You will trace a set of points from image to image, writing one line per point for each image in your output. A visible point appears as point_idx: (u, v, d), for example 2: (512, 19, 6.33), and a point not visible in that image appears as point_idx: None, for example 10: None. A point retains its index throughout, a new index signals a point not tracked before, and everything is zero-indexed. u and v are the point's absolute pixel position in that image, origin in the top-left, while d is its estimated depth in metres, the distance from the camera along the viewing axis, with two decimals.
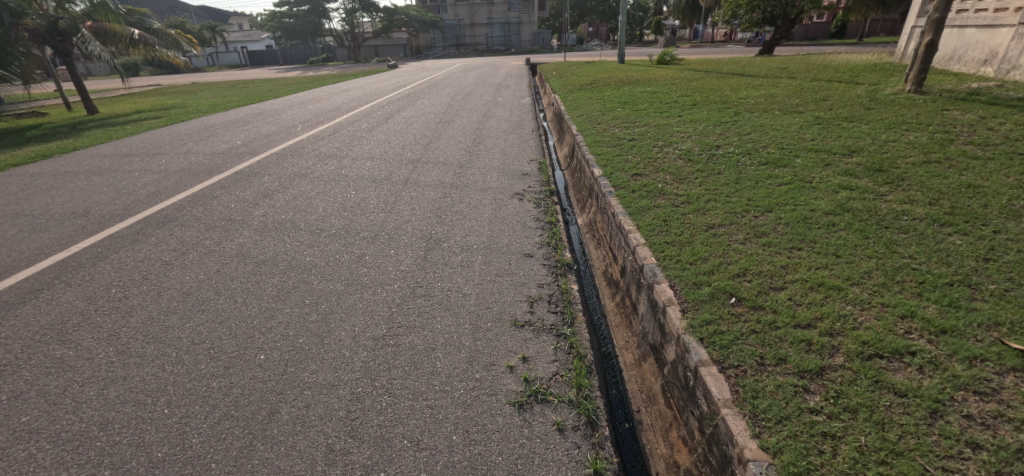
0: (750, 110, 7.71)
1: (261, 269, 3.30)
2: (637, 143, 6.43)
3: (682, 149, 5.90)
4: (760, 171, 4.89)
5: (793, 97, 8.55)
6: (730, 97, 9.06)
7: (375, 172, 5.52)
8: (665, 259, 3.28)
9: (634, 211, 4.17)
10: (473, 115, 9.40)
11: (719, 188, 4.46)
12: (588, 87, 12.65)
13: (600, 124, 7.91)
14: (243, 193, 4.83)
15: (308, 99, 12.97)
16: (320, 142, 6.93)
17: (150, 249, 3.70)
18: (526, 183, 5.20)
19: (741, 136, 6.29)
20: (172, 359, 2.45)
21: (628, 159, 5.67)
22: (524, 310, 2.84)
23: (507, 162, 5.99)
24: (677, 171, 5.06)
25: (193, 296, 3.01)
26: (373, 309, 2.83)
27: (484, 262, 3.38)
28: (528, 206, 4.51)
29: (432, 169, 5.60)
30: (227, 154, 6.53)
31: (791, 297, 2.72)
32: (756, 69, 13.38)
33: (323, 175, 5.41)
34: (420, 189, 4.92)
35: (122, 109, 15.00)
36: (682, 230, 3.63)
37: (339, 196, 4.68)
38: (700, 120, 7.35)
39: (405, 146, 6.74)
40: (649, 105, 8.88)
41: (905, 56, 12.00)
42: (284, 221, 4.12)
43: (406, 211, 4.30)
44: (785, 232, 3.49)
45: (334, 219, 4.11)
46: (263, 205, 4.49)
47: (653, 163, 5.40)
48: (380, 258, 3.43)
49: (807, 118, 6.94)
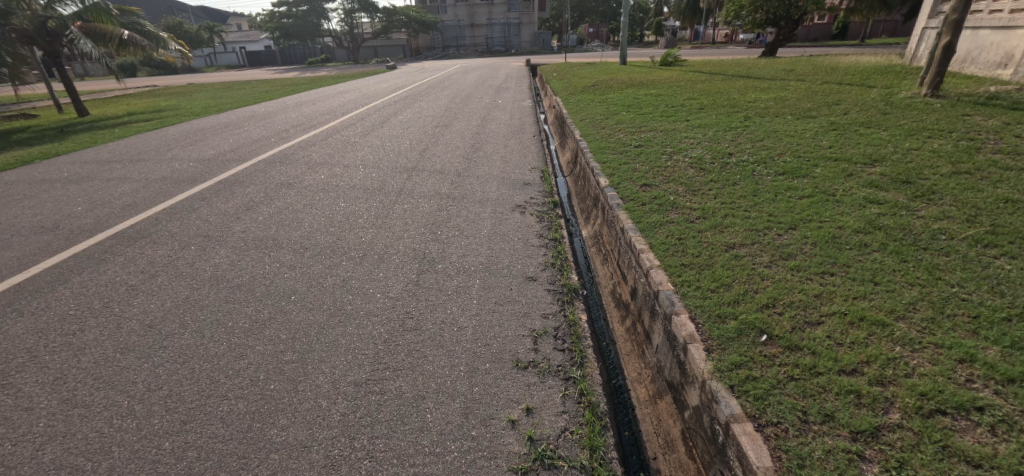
0: (761, 114, 7.40)
1: (236, 296, 2.98)
2: (644, 149, 6.10)
3: (692, 156, 5.57)
4: (778, 182, 4.58)
5: (805, 101, 8.22)
6: (738, 100, 8.73)
7: (367, 181, 5.20)
8: (682, 285, 2.96)
9: (645, 227, 3.84)
10: (472, 119, 9.07)
11: (736, 202, 4.14)
12: (590, 89, 12.32)
13: (604, 128, 7.59)
14: (225, 205, 4.51)
15: (303, 102, 12.63)
16: (311, 148, 6.60)
17: (117, 271, 3.38)
18: (528, 194, 4.88)
19: (754, 142, 5.96)
20: (123, 410, 2.13)
21: (635, 168, 5.35)
22: (527, 347, 2.51)
23: (507, 170, 5.66)
24: (689, 181, 4.73)
25: (156, 330, 2.69)
26: (356, 346, 2.50)
27: (483, 288, 3.05)
28: (531, 220, 4.18)
29: (428, 178, 5.28)
30: (213, 161, 6.21)
31: (830, 335, 2.39)
32: (763, 71, 13.07)
33: (312, 185, 5.08)
34: (415, 200, 4.59)
35: (114, 112, 14.67)
36: (700, 251, 3.31)
37: (327, 209, 4.35)
38: (709, 126, 7.02)
39: (400, 152, 6.41)
40: (655, 108, 8.57)
41: (916, 58, 11.66)
42: (266, 238, 3.79)
43: (399, 226, 3.97)
44: (814, 254, 3.17)
45: (320, 236, 3.78)
46: (244, 220, 4.16)
47: (663, 172, 5.08)
48: (367, 282, 3.11)
49: (821, 124, 6.62)
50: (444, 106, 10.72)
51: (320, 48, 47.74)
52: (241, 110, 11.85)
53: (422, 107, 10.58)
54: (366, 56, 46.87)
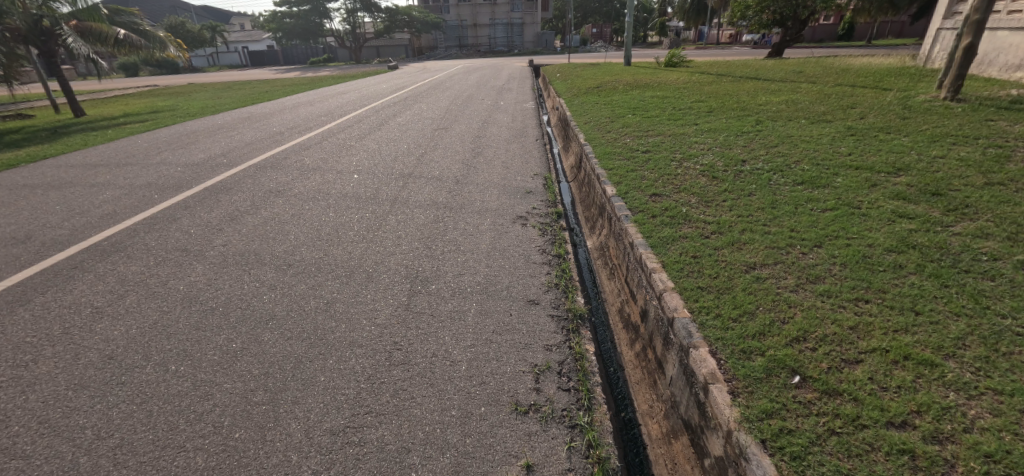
0: (774, 118, 7.10)
1: (209, 321, 2.72)
2: (653, 155, 5.81)
3: (704, 163, 5.28)
4: (797, 192, 4.29)
5: (819, 104, 7.91)
6: (748, 102, 8.44)
7: (360, 188, 4.92)
8: (699, 312, 2.67)
9: (656, 242, 3.56)
10: (473, 122, 8.80)
11: (754, 214, 3.86)
12: (594, 90, 12.02)
13: (610, 132, 7.30)
14: (208, 215, 4.25)
15: (301, 102, 12.36)
16: (305, 152, 6.33)
17: (84, 290, 3.11)
18: (530, 203, 4.59)
19: (768, 149, 5.66)
20: (64, 463, 1.86)
21: (644, 175, 5.06)
22: (528, 387, 2.23)
23: (508, 177, 5.38)
24: (701, 191, 4.44)
25: (117, 362, 2.42)
26: (336, 384, 2.23)
27: (480, 313, 2.77)
28: (533, 233, 3.91)
29: (425, 185, 5.00)
30: (201, 166, 5.95)
31: (872, 377, 2.11)
32: (772, 72, 12.75)
33: (302, 192, 4.81)
34: (410, 210, 4.32)
35: (110, 112, 14.44)
36: (718, 272, 3.02)
37: (316, 220, 4.08)
38: (720, 130, 6.73)
39: (397, 157, 6.14)
40: (662, 111, 8.28)
41: (930, 61, 11.33)
42: (248, 252, 3.52)
43: (391, 240, 3.70)
44: (843, 278, 2.89)
45: (306, 251, 3.51)
46: (227, 232, 3.90)
47: (673, 181, 4.79)
48: (353, 306, 2.83)
49: (838, 128, 6.32)
50: (444, 108, 10.44)
51: (322, 47, 47.50)
52: (238, 110, 11.60)
53: (422, 109, 10.32)
54: (368, 56, 46.64)
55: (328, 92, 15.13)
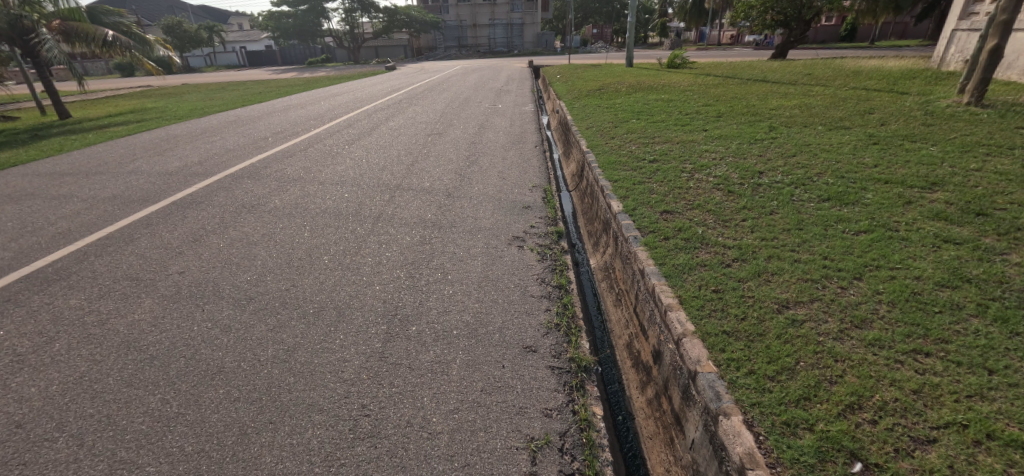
0: (788, 124, 6.68)
1: (146, 376, 2.28)
2: (661, 164, 5.37)
3: (717, 175, 4.84)
4: (824, 211, 3.86)
5: (834, 109, 7.48)
6: (758, 107, 8.03)
7: (342, 202, 4.48)
8: (728, 366, 2.25)
9: (670, 271, 3.13)
10: (469, 126, 8.37)
11: (778, 236, 3.44)
12: (596, 93, 11.58)
13: (613, 138, 6.88)
14: (170, 235, 3.81)
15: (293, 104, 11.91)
16: (286, 160, 5.88)
17: (9, 331, 2.67)
18: (528, 220, 4.16)
19: (787, 159, 5.22)
20: None
21: (653, 188, 4.61)
22: (523, 471, 1.79)
23: (504, 189, 4.94)
24: (717, 209, 4.01)
25: (24, 434, 1.98)
26: (285, 469, 1.79)
27: (466, 365, 2.34)
28: (531, 256, 3.47)
29: (413, 199, 4.57)
30: (174, 176, 5.51)
31: (952, 466, 1.69)
32: (779, 74, 12.33)
33: (278, 207, 4.37)
34: (394, 228, 3.88)
35: (96, 114, 13.99)
36: (746, 312, 2.60)
37: (289, 242, 3.65)
38: (731, 137, 6.31)
39: (385, 165, 5.69)
40: (668, 116, 7.87)
41: (945, 63, 10.90)
42: (207, 283, 3.10)
43: (370, 267, 3.26)
44: (893, 321, 2.47)
45: (272, 282, 3.07)
46: (188, 256, 3.46)
47: (686, 196, 4.35)
48: (317, 355, 2.39)
49: (858, 136, 5.90)
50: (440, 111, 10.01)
51: (321, 47, 46.93)
52: (227, 113, 11.15)
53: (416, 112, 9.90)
54: (367, 56, 46.24)
55: (321, 94, 14.67)
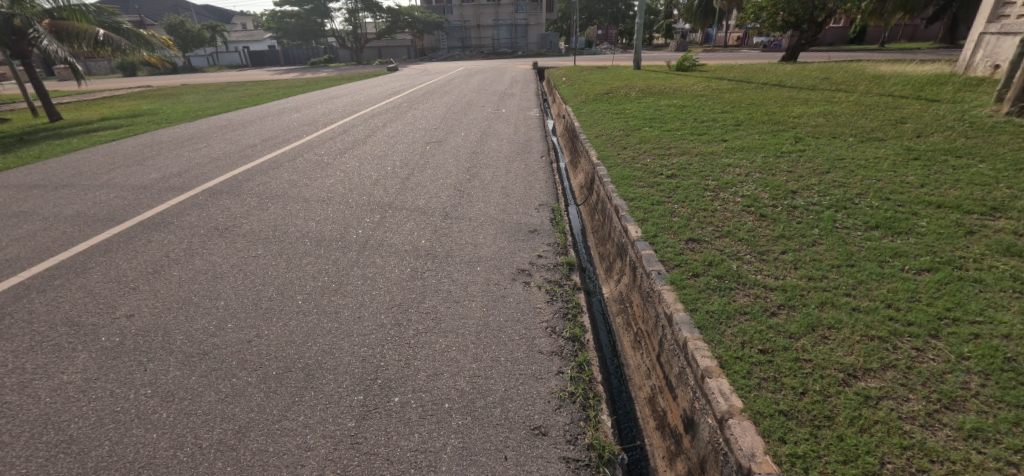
0: (814, 135, 6.19)
1: (55, 471, 1.81)
2: (680, 180, 4.88)
3: (745, 194, 4.33)
4: (875, 243, 3.36)
5: (862, 118, 6.95)
6: (779, 114, 7.53)
7: (326, 224, 4.01)
8: (793, 467, 1.75)
9: (704, 321, 2.63)
10: (471, 133, 7.89)
11: (827, 276, 2.95)
12: (604, 97, 11.07)
13: (625, 149, 6.38)
14: (129, 266, 3.35)
15: (288, 108, 11.45)
16: (272, 173, 5.42)
17: None
18: (535, 247, 3.65)
19: (820, 176, 4.71)
20: None
21: (674, 210, 4.11)
22: None
23: (508, 208, 4.45)
24: (750, 238, 3.52)
25: None
26: None
27: (460, 458, 1.85)
28: (539, 295, 2.98)
29: (407, 220, 4.10)
30: (148, 190, 5.06)
31: None
32: (795, 78, 11.81)
33: (255, 229, 3.91)
34: (382, 258, 3.40)
35: (88, 116, 13.58)
36: (805, 386, 2.11)
37: (260, 276, 3.17)
38: (754, 149, 5.81)
39: (377, 179, 5.21)
40: (683, 124, 7.38)
41: (972, 68, 10.35)
42: (156, 331, 2.63)
43: (350, 310, 2.78)
44: (993, 402, 1.97)
45: (233, 330, 2.60)
46: (143, 294, 3.00)
47: (712, 221, 3.85)
48: (273, 441, 1.92)
49: (894, 150, 5.40)
50: (440, 116, 9.55)
51: (323, 47, 46.57)
52: (219, 117, 10.71)
53: (415, 116, 9.43)
54: (371, 57, 45.89)
55: (319, 96, 14.19)
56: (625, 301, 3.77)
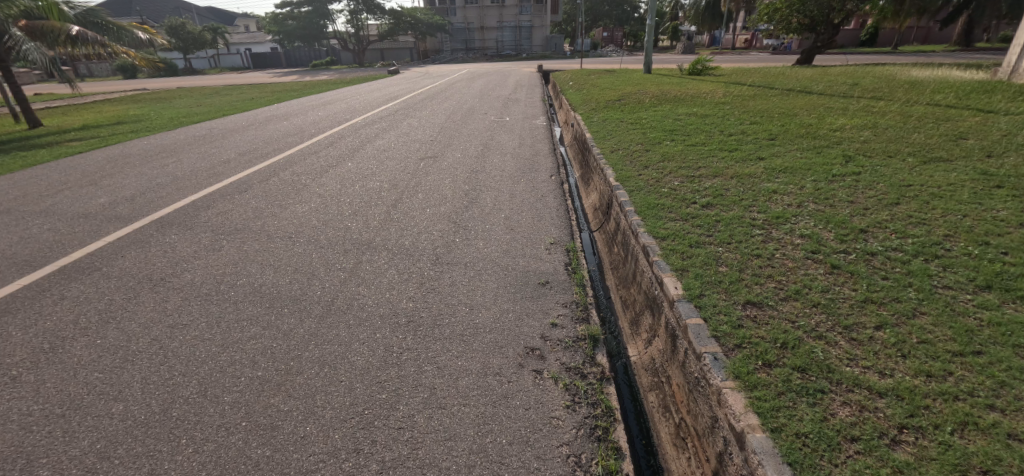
0: (864, 153, 5.38)
1: None
2: (720, 212, 4.07)
3: (805, 235, 3.52)
4: (1000, 315, 2.53)
5: (914, 132, 6.12)
6: (816, 126, 6.72)
7: (287, 272, 3.22)
8: None
9: (796, 452, 1.82)
10: (471, 146, 7.12)
11: (952, 374, 2.14)
12: (616, 104, 10.29)
13: (648, 167, 5.58)
14: (20, 340, 2.58)
15: (277, 115, 10.69)
16: (238, 198, 4.66)
17: None
18: (548, 309, 2.84)
19: (890, 209, 3.90)
20: None
21: (720, 256, 3.30)
22: None
23: (513, 247, 3.65)
24: (828, 302, 2.70)
25: None
26: None
27: None
28: (556, 396, 2.17)
29: (387, 267, 3.30)
30: (88, 220, 4.29)
31: None
32: (821, 84, 10.98)
33: (196, 282, 3.12)
34: (347, 330, 2.60)
35: (71, 122, 12.90)
36: None
37: (184, 359, 2.39)
38: (798, 170, 5.00)
39: (359, 206, 4.42)
40: (709, 138, 6.58)
41: (1018, 74, 9.44)
42: (14, 460, 1.86)
43: (291, 425, 1.98)
44: None
45: (120, 464, 1.82)
46: (21, 391, 2.22)
47: (771, 274, 3.04)
48: None
49: (967, 174, 4.57)
50: (439, 125, 8.78)
51: (325, 50, 45.93)
52: (203, 124, 9.97)
53: (411, 126, 8.66)
54: (373, 59, 45.32)
55: (313, 101, 13.45)
56: (656, 372, 2.98)
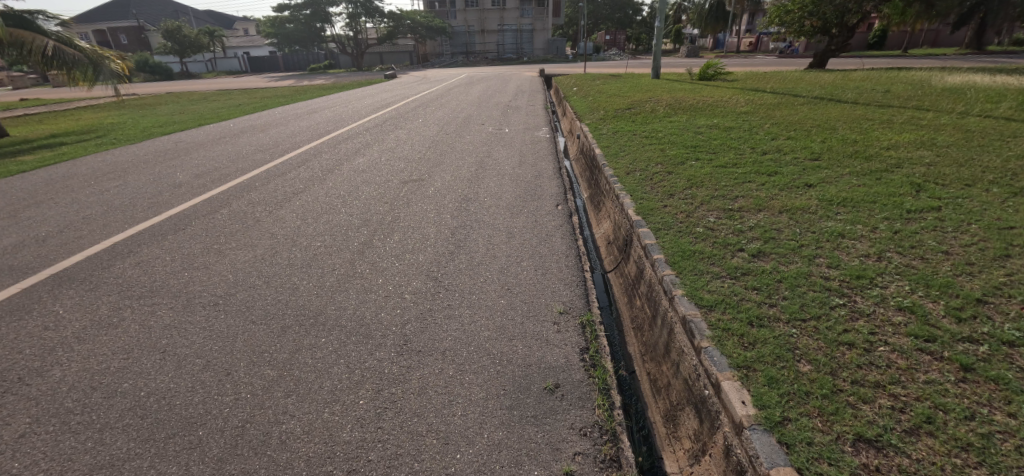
0: (933, 180, 4.46)
1: None
2: (778, 266, 3.14)
3: (904, 309, 2.59)
4: None
5: (983, 152, 5.20)
6: (862, 143, 5.81)
7: (194, 367, 2.32)
8: None
9: None
10: (464, 165, 6.23)
11: None
12: (626, 113, 9.40)
13: (673, 196, 4.68)
14: None
15: (255, 125, 9.80)
16: (171, 241, 3.75)
17: None
18: (561, 444, 1.92)
19: (1003, 264, 2.98)
20: None
21: (796, 345, 2.37)
22: None
23: (510, 321, 2.73)
24: (986, 443, 1.77)
25: None
26: None
27: None
28: None
29: (335, 358, 2.39)
30: None
31: None
32: (850, 90, 10.09)
33: (63, 386, 2.22)
34: None
35: (39, 132, 12.01)
36: None
37: None
38: (860, 201, 4.09)
39: (318, 254, 3.52)
40: (740, 157, 5.67)
41: None
42: None
43: None
44: None
45: None
46: None
47: (879, 382, 2.11)
48: None
49: None
50: (430, 139, 7.90)
51: (323, 53, 45.16)
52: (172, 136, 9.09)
53: (399, 139, 7.77)
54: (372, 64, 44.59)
55: (300, 109, 12.59)
56: None
